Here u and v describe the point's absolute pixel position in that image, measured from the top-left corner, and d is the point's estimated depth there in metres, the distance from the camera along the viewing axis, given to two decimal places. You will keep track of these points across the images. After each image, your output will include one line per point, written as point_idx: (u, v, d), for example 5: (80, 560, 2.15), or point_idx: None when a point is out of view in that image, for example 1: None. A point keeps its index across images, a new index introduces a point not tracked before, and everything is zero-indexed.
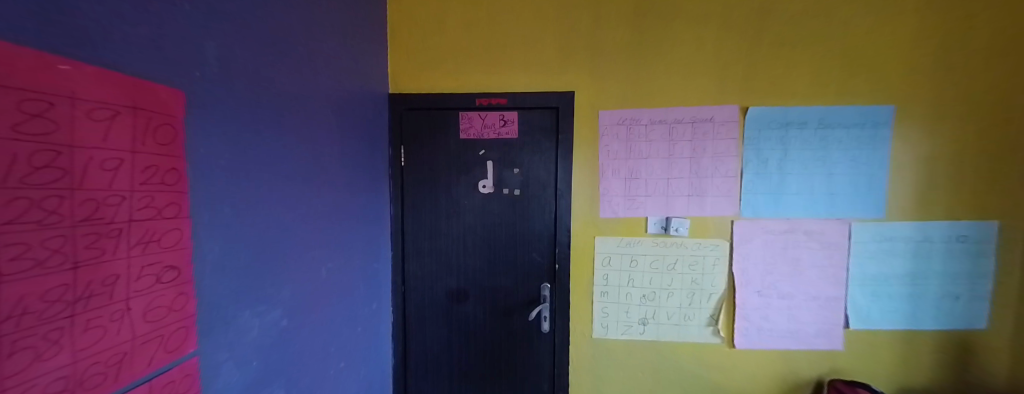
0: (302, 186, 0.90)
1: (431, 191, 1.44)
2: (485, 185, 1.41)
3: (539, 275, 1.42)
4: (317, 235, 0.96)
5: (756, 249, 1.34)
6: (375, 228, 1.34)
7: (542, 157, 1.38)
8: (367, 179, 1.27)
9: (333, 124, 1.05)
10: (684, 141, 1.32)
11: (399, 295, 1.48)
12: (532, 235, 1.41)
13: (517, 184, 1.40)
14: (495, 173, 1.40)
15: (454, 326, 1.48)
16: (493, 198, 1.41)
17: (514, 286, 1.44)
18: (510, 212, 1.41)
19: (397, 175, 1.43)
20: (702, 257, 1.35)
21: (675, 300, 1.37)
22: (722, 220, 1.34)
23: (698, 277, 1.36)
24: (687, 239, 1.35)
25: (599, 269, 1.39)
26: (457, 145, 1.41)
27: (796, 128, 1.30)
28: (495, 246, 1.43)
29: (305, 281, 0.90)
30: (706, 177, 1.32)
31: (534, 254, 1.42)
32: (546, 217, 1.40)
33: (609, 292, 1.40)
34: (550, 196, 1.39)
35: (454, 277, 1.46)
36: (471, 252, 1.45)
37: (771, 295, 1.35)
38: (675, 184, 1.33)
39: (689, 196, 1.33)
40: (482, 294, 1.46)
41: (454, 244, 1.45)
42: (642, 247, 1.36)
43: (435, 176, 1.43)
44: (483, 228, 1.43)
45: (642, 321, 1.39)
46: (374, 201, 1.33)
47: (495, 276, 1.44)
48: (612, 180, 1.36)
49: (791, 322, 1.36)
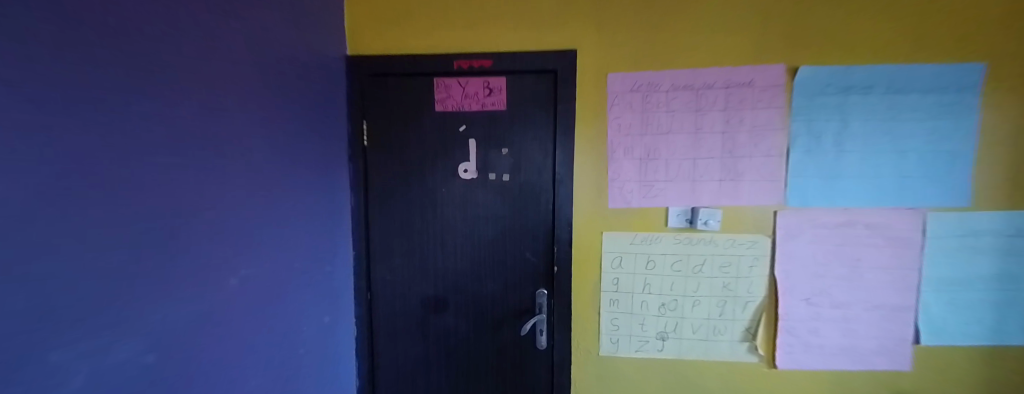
0: (192, 162, 0.63)
1: (401, 177, 1.17)
2: (466, 169, 1.14)
3: (534, 280, 1.16)
4: (218, 232, 0.70)
5: (805, 246, 1.07)
6: (325, 223, 1.08)
7: (536, 134, 1.11)
8: (309, 161, 1.01)
9: (251, 85, 0.78)
10: (715, 111, 1.04)
11: (365, 304, 1.23)
12: (525, 231, 1.15)
13: (506, 168, 1.13)
14: (479, 155, 1.13)
15: (431, 341, 1.23)
16: (477, 186, 1.15)
17: (503, 293, 1.18)
18: (498, 203, 1.15)
19: (358, 157, 1.17)
20: (736, 257, 1.08)
21: (701, 310, 1.11)
22: (763, 211, 1.06)
23: (732, 282, 1.09)
24: (718, 235, 1.08)
25: (607, 273, 1.13)
26: (433, 120, 1.14)
27: (858, 94, 1.03)
28: (480, 245, 1.17)
29: (196, 296, 0.65)
30: (743, 156, 1.05)
31: (528, 254, 1.15)
32: (542, 208, 1.13)
33: (620, 301, 1.13)
34: (547, 181, 1.12)
35: (430, 282, 1.21)
36: (452, 252, 1.19)
37: (822, 303, 1.09)
38: (703, 166, 1.06)
39: (721, 181, 1.06)
40: (464, 303, 1.20)
41: (430, 243, 1.19)
42: (662, 246, 1.10)
43: (406, 160, 1.17)
44: (465, 222, 1.17)
45: (661, 336, 1.14)
46: (323, 190, 1.07)
47: (481, 280, 1.18)
48: (625, 162, 1.08)
49: (846, 336, 1.09)
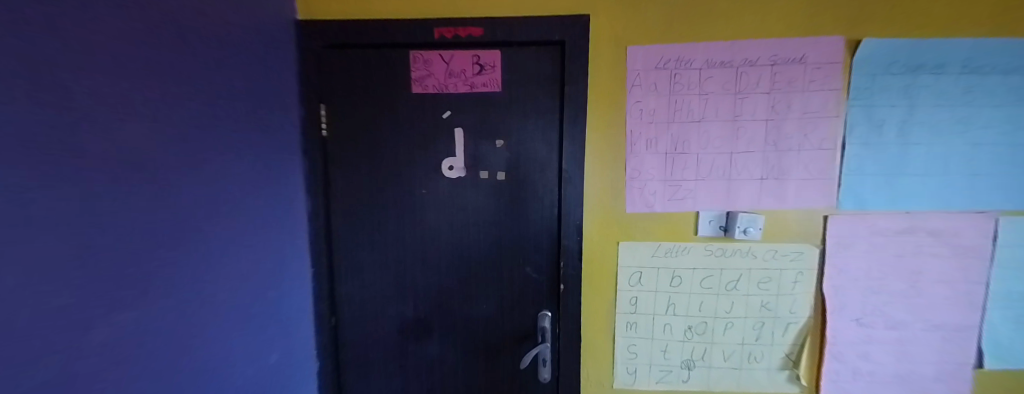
0: (96, 172, 0.41)
1: (371, 176, 0.95)
2: (451, 166, 0.92)
3: (536, 299, 0.96)
4: (149, 267, 0.50)
5: (859, 258, 0.89)
6: (281, 236, 0.85)
7: (539, 123, 0.90)
8: (266, 157, 0.78)
9: (190, 56, 0.57)
10: (758, 95, 0.85)
11: (330, 331, 1.00)
12: (525, 241, 0.94)
13: (502, 165, 0.91)
14: (467, 148, 0.92)
15: (411, 373, 1.02)
16: (465, 187, 0.93)
17: (499, 316, 0.98)
18: (492, 208, 0.94)
19: (314, 151, 0.93)
20: (778, 271, 0.91)
21: (734, 334, 0.94)
22: (811, 216, 0.88)
23: (771, 300, 0.92)
24: (758, 244, 0.89)
25: (624, 291, 0.94)
26: (410, 105, 0.91)
27: (928, 74, 0.85)
28: (469, 258, 0.97)
29: (112, 367, 0.44)
30: (790, 150, 0.86)
31: (529, 270, 0.95)
32: (546, 213, 0.93)
33: (638, 324, 0.95)
34: (551, 181, 0.91)
35: (408, 303, 1.00)
36: (435, 267, 0.98)
37: (876, 325, 0.92)
38: (742, 161, 0.87)
39: (762, 181, 0.87)
40: (451, 328, 0.99)
41: (408, 256, 0.98)
42: (690, 259, 0.91)
43: (377, 154, 0.94)
44: (451, 231, 0.96)
45: (685, 365, 0.96)
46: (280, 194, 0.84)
47: (471, 301, 0.98)
48: (647, 157, 0.88)
49: (901, 362, 0.93)
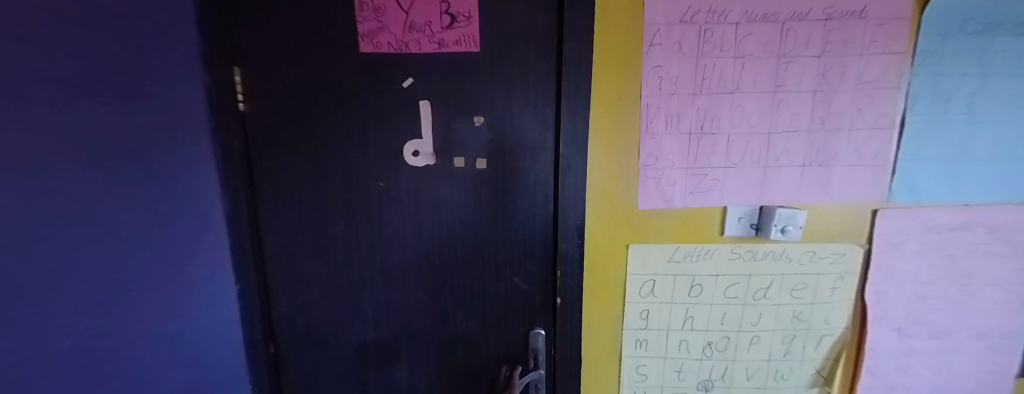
0: None
1: (310, 165, 0.72)
2: (416, 151, 0.71)
3: (526, 315, 0.79)
4: None
5: (908, 259, 0.75)
6: (180, 248, 0.62)
7: (529, 95, 0.69)
8: (142, 139, 0.55)
9: None
10: (807, 59, 0.67)
11: (270, 360, 0.82)
12: (512, 245, 0.76)
13: (483, 150, 0.71)
14: (437, 128, 0.70)
15: None
16: (435, 179, 0.72)
17: (481, 336, 0.80)
18: (471, 205, 0.74)
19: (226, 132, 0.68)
20: (814, 276, 0.76)
21: (760, 349, 0.80)
22: (857, 210, 0.73)
23: (804, 310, 0.78)
24: (793, 245, 0.74)
25: (633, 303, 0.77)
26: (356, 68, 0.68)
27: (1010, 33, 0.68)
28: (442, 268, 0.77)
29: None
30: (840, 130, 0.69)
31: (518, 280, 0.77)
32: (539, 211, 0.74)
33: (649, 342, 0.79)
34: (545, 171, 0.72)
35: (366, 323, 0.80)
36: (399, 280, 0.78)
37: (919, 335, 0.79)
38: (781, 144, 0.69)
39: (803, 168, 0.71)
40: (422, 351, 0.82)
41: (363, 267, 0.77)
42: (713, 264, 0.75)
43: (316, 135, 0.71)
44: (417, 234, 0.76)
45: (702, 385, 0.82)
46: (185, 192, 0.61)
47: (447, 320, 0.80)
48: (667, 139, 0.69)
49: (942, 375, 0.81)
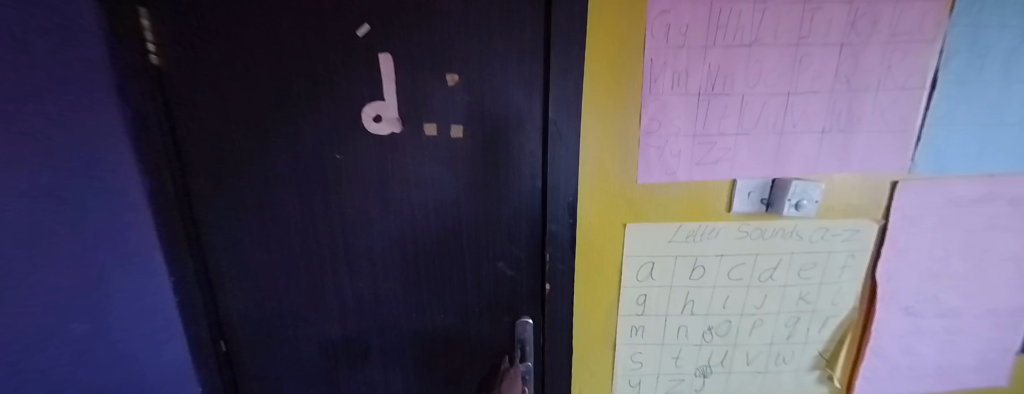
0: None
1: (249, 134, 0.60)
2: (378, 116, 0.59)
3: (512, 302, 0.71)
4: None
5: (923, 234, 0.70)
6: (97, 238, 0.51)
7: (513, 48, 0.57)
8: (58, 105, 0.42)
9: None
10: (838, 4, 0.57)
11: (223, 359, 0.73)
12: (494, 226, 0.66)
13: (458, 115, 0.60)
14: (402, 88, 0.58)
15: None
16: (402, 151, 0.61)
17: (462, 326, 0.73)
18: (446, 181, 0.63)
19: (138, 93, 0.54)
20: (825, 255, 0.70)
21: (763, 333, 0.74)
22: (874, 182, 0.66)
23: (811, 291, 0.72)
24: (805, 222, 0.67)
25: (629, 288, 0.70)
26: (296, 11, 0.54)
27: None
28: (415, 254, 0.68)
29: None
30: (865, 91, 0.61)
31: (502, 265, 0.69)
32: (525, 187, 0.64)
33: (646, 328, 0.73)
34: (532, 141, 0.62)
35: (331, 316, 0.72)
36: (366, 268, 0.69)
37: (926, 313, 0.75)
38: (799, 107, 0.61)
39: (822, 135, 0.63)
40: (396, 343, 0.74)
41: (323, 254, 0.67)
42: (717, 244, 0.68)
43: (254, 97, 0.58)
44: (384, 216, 0.65)
45: (701, 372, 0.76)
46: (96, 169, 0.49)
47: (422, 311, 0.72)
48: (673, 101, 0.59)
49: (943, 352, 0.78)
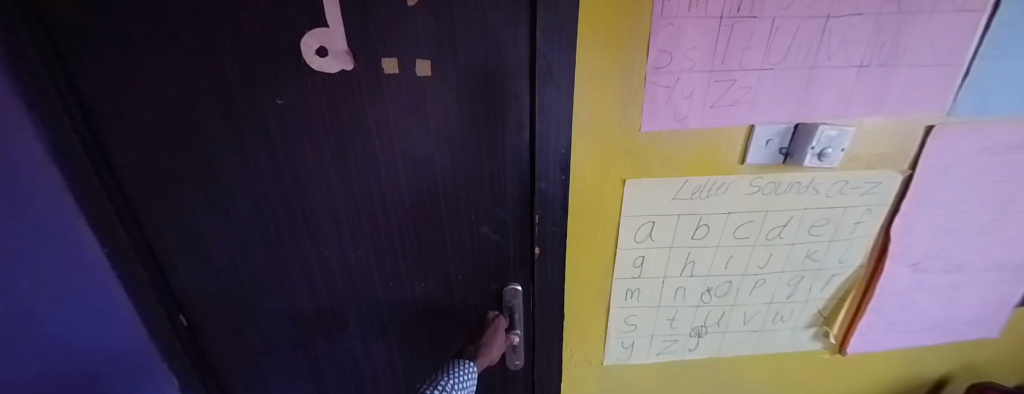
0: None
1: (147, 75, 0.45)
2: (322, 49, 0.45)
3: (498, 268, 0.65)
4: None
5: (950, 186, 0.63)
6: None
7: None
8: None
9: None
10: None
11: (185, 334, 0.67)
12: (477, 185, 0.58)
13: (423, 46, 0.46)
14: (348, 10, 0.42)
15: (327, 369, 0.77)
16: (357, 96, 0.49)
17: (444, 294, 0.68)
18: (415, 134, 0.53)
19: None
20: (840, 210, 0.63)
21: (763, 293, 0.70)
22: (907, 127, 0.58)
23: (820, 249, 0.67)
24: (825, 174, 0.59)
25: (626, 250, 0.63)
26: None
27: None
28: (383, 219, 0.60)
29: None
30: (919, 13, 0.50)
31: (486, 229, 0.62)
32: (511, 141, 0.54)
33: (642, 291, 0.68)
34: (517, 83, 0.50)
35: (298, 288, 0.65)
36: (331, 236, 0.61)
37: (934, 269, 0.71)
38: (839, 35, 0.50)
39: (859, 69, 0.53)
40: (373, 313, 0.69)
41: (278, 221, 0.59)
42: (726, 199, 0.61)
43: (134, 21, 0.41)
44: (344, 177, 0.56)
45: (696, 332, 0.73)
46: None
47: (398, 281, 0.65)
48: (690, 26, 0.48)
49: (943, 307, 0.76)
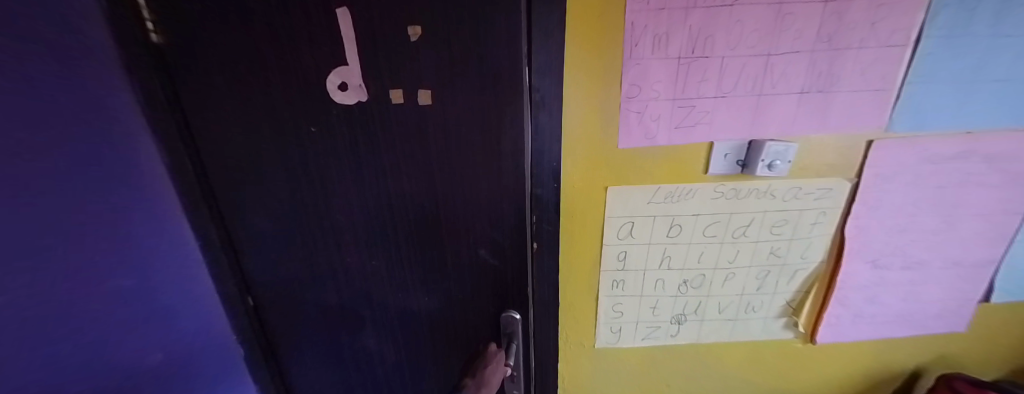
0: None
1: (232, 112, 0.61)
2: (343, 84, 0.57)
3: (494, 288, 0.75)
4: None
5: (896, 191, 0.72)
6: (116, 201, 0.57)
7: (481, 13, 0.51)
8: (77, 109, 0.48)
9: None
10: None
11: (251, 314, 0.83)
12: (476, 217, 0.68)
13: (426, 82, 0.57)
14: (371, 58, 0.55)
15: (350, 356, 0.89)
16: (378, 125, 0.60)
17: (448, 305, 0.79)
18: (425, 167, 0.64)
19: (137, 71, 0.57)
20: (797, 213, 0.73)
21: (735, 285, 0.80)
22: (851, 141, 0.68)
23: (782, 246, 0.77)
24: (779, 182, 0.70)
25: (610, 245, 0.75)
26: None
27: None
28: (398, 238, 0.72)
29: None
30: (847, 49, 0.61)
31: (484, 252, 0.71)
32: (504, 171, 0.64)
33: (626, 282, 0.79)
34: (505, 120, 0.59)
35: (327, 283, 0.79)
36: (351, 245, 0.74)
37: (893, 265, 0.80)
38: (781, 68, 0.62)
39: (802, 95, 0.64)
40: (388, 309, 0.81)
41: (313, 229, 0.72)
42: (695, 203, 0.72)
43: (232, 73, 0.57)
44: (370, 203, 0.68)
45: (676, 320, 0.84)
46: (92, 134, 0.52)
47: (408, 281, 0.77)
48: (654, 64, 0.61)
49: (907, 301, 0.84)
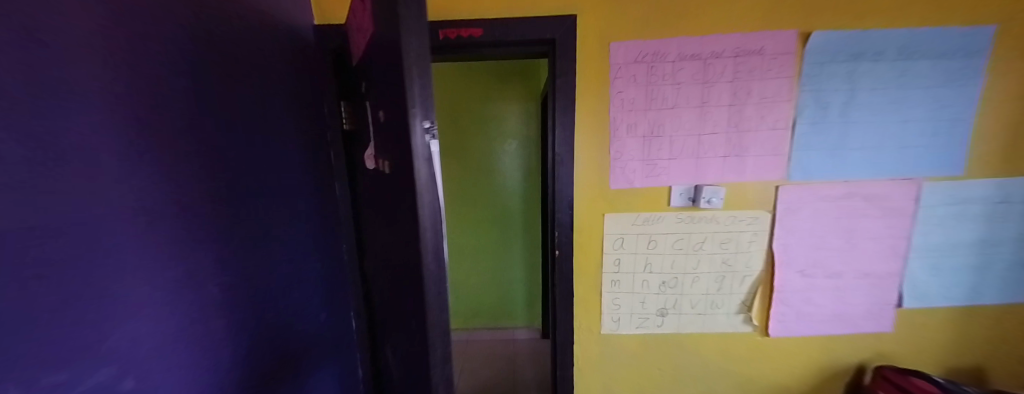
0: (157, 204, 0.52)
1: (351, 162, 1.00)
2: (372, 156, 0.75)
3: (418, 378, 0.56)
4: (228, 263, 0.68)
5: (804, 220, 1.07)
6: (326, 206, 1.03)
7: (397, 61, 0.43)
8: None
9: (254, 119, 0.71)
10: (723, 84, 0.99)
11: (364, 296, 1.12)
12: (408, 278, 0.54)
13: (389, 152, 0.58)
14: (378, 129, 0.66)
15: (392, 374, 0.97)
16: (383, 183, 0.68)
17: (404, 367, 0.66)
18: (393, 213, 0.62)
19: (326, 116, 1.01)
20: (737, 233, 1.08)
21: (700, 286, 1.13)
22: (764, 186, 1.05)
23: (731, 258, 1.10)
24: (719, 212, 1.07)
25: (609, 253, 1.11)
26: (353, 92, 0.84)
27: (869, 61, 0.98)
28: (394, 277, 0.72)
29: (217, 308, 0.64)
30: (748, 131, 1.01)
31: (412, 328, 0.55)
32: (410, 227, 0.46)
33: (621, 281, 1.14)
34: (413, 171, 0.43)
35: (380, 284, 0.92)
36: (386, 274, 0.81)
37: (816, 274, 1.11)
38: (708, 142, 1.02)
39: (725, 158, 1.03)
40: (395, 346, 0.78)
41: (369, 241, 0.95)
42: (664, 225, 1.08)
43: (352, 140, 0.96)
44: (388, 240, 0.74)
45: (661, 312, 1.16)
46: (316, 166, 0.99)
47: (406, 359, 0.67)
48: (628, 140, 1.03)
49: (836, 303, 1.13)
